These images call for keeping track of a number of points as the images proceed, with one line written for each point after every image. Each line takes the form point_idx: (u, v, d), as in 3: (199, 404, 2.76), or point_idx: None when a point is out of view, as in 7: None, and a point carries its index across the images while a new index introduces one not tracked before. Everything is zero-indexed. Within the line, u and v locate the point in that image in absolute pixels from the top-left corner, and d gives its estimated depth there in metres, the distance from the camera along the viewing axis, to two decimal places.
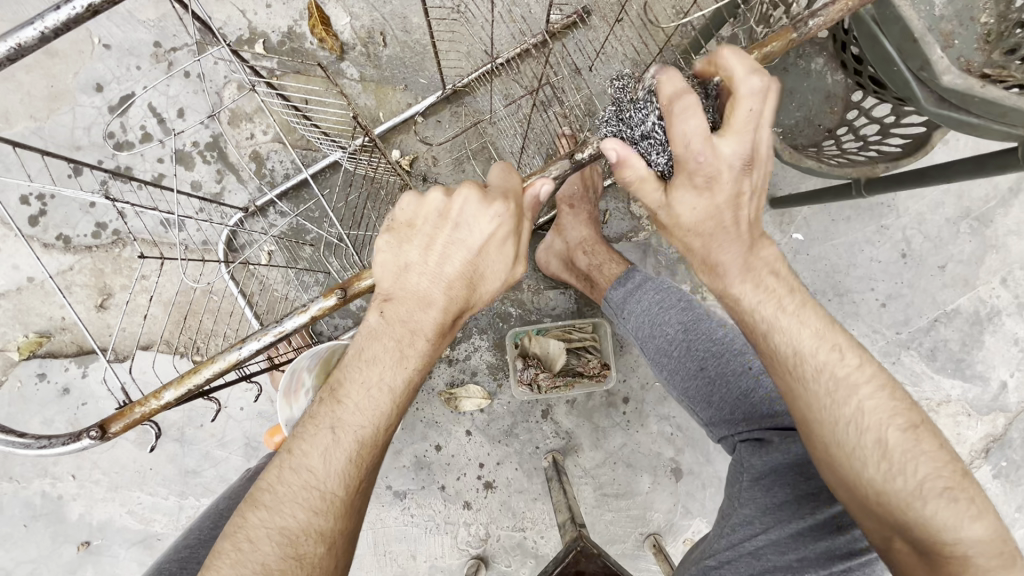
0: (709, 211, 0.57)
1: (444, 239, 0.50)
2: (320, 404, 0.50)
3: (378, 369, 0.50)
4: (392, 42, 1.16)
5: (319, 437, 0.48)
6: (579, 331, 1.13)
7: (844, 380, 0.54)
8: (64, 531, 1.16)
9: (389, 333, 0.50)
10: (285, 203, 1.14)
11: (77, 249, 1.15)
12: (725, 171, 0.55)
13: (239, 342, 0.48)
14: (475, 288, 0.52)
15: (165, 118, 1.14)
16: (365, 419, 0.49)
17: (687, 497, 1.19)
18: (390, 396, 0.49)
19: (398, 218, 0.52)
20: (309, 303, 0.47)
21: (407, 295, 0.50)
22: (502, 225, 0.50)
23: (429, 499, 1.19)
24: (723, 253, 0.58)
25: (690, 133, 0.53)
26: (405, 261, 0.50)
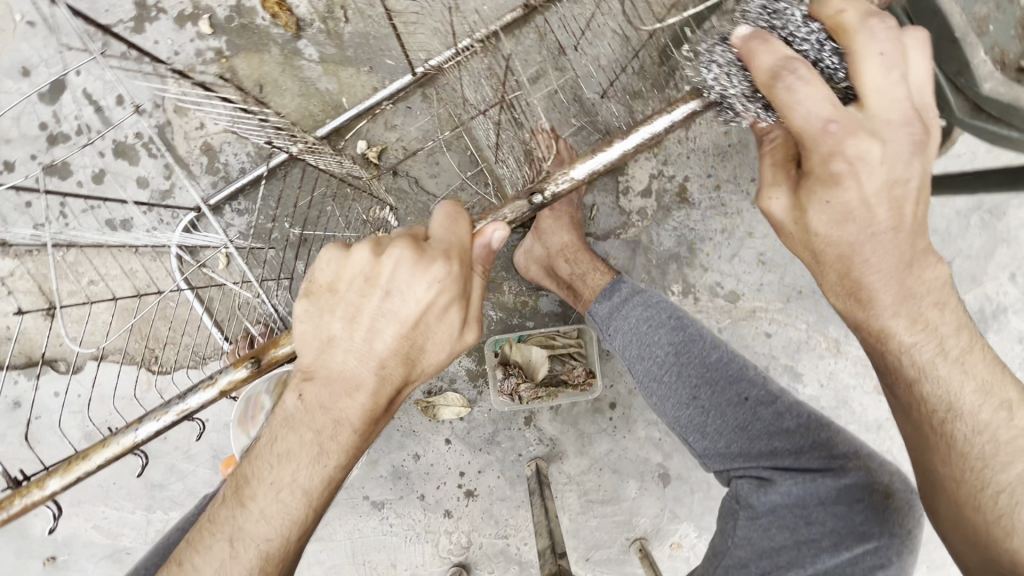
0: (899, 211, 0.51)
1: (372, 311, 0.46)
2: (227, 505, 0.46)
3: (293, 465, 0.45)
4: (354, 17, 1.04)
5: (217, 547, 0.45)
6: (563, 337, 1.06)
7: (953, 358, 0.53)
8: (27, 547, 1.11)
9: (307, 422, 0.46)
10: (242, 200, 1.05)
11: (16, 253, 1.06)
12: (871, 172, 0.49)
13: (137, 423, 0.43)
14: (414, 364, 0.48)
15: (104, 106, 1.03)
16: (272, 529, 0.44)
17: (674, 502, 1.16)
18: (304, 499, 0.45)
19: (317, 281, 0.47)
20: (215, 375, 0.43)
21: (330, 375, 0.46)
22: (442, 290, 0.46)
23: (408, 508, 1.15)
24: (876, 255, 0.52)
25: (819, 109, 0.48)
26: (328, 335, 0.46)
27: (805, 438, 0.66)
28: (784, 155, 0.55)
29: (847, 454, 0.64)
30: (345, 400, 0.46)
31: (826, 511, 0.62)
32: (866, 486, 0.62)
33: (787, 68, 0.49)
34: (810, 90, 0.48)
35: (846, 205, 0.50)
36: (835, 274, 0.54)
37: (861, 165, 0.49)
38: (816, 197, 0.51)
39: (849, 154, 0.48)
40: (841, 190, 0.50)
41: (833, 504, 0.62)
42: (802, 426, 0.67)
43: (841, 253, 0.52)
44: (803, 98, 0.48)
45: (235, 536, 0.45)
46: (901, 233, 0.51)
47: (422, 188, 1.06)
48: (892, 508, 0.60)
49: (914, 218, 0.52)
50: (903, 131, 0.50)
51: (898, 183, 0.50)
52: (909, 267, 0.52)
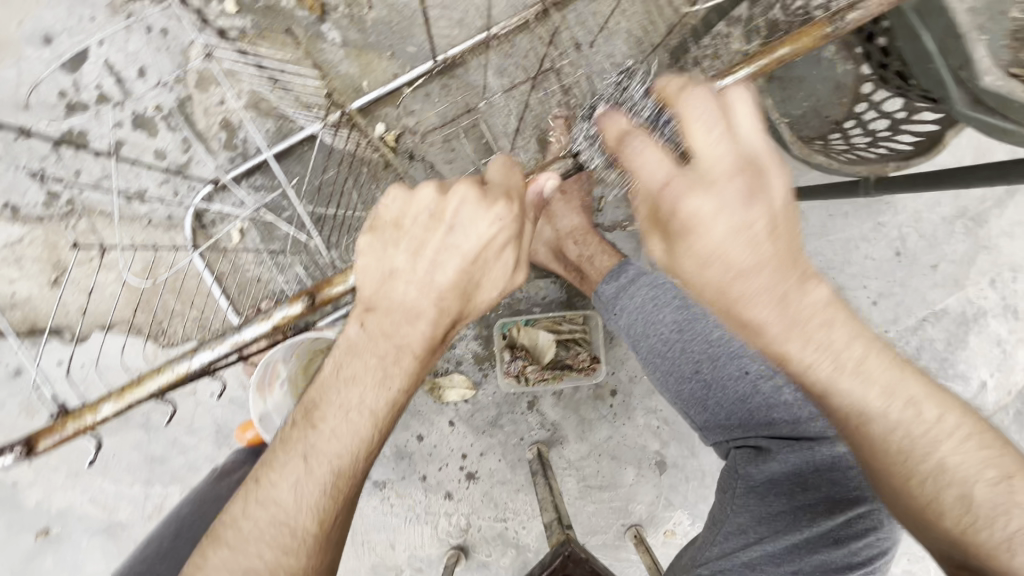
0: (754, 252, 0.45)
1: (436, 245, 0.49)
2: (297, 427, 0.50)
3: (359, 388, 0.49)
4: (378, 4, 1.07)
5: (292, 464, 0.49)
6: (569, 322, 1.10)
7: (842, 366, 0.44)
8: (20, 519, 1.10)
9: (371, 349, 0.49)
10: (258, 175, 1.05)
11: (26, 220, 1.06)
12: (731, 217, 0.46)
13: (191, 351, 0.46)
14: (470, 298, 0.51)
15: (125, 78, 1.04)
16: (343, 446, 0.48)
17: (670, 490, 1.19)
18: (371, 418, 0.49)
19: (382, 217, 0.51)
20: (271, 310, 0.46)
21: (392, 306, 0.49)
22: (503, 228, 0.49)
23: (409, 489, 1.16)
24: (752, 288, 0.45)
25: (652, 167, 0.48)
26: (391, 268, 0.49)
27: (800, 410, 0.69)
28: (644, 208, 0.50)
29: None
30: (405, 328, 0.49)
31: (822, 479, 0.66)
32: None
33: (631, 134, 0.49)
34: (710, 113, 0.47)
35: (704, 253, 0.46)
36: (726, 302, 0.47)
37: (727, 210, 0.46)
38: (677, 242, 0.47)
39: (685, 210, 0.46)
40: (697, 238, 0.46)
41: (829, 472, 0.66)
42: (800, 399, 0.70)
43: (725, 289, 0.46)
44: (734, 116, 0.48)
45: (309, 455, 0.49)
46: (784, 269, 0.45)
47: (436, 173, 1.05)
48: None
49: (777, 248, 0.46)
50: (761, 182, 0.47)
51: (777, 223, 0.46)
52: (795, 318, 0.45)
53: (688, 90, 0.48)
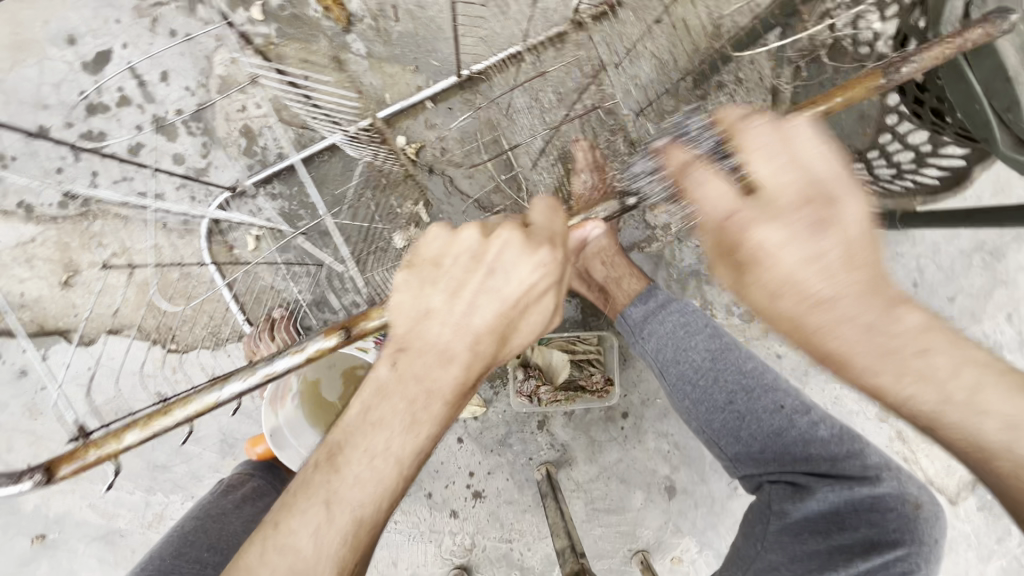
0: (837, 280, 0.47)
1: (476, 287, 0.49)
2: (320, 470, 0.48)
3: (386, 432, 0.48)
4: (404, 17, 1.07)
5: (311, 510, 0.47)
6: (583, 343, 1.08)
7: (967, 405, 0.44)
8: (17, 523, 1.08)
9: (401, 391, 0.49)
10: (276, 182, 1.05)
11: (40, 219, 1.05)
12: (844, 226, 0.48)
13: (221, 381, 0.46)
14: (504, 342, 0.52)
15: (147, 81, 1.03)
16: (368, 493, 0.48)
17: (679, 516, 1.17)
18: (397, 465, 0.48)
19: (423, 255, 0.51)
20: (306, 343, 0.46)
21: (425, 346, 0.49)
22: (543, 275, 0.50)
23: (414, 506, 1.14)
24: (841, 316, 0.47)
25: (782, 172, 0.49)
26: (429, 306, 0.49)
27: (837, 447, 0.69)
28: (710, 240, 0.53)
29: (878, 465, 0.67)
30: (439, 373, 0.49)
31: (859, 518, 0.64)
32: (900, 497, 0.64)
33: (692, 165, 0.52)
34: (775, 141, 0.49)
35: (776, 280, 0.48)
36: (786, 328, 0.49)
37: (838, 206, 0.48)
38: (746, 272, 0.50)
39: (755, 238, 0.49)
40: (764, 270, 0.49)
41: (868, 512, 0.63)
42: (835, 437, 0.70)
43: (808, 311, 0.48)
44: (795, 142, 0.50)
45: (331, 502, 0.48)
46: (871, 297, 0.47)
47: (456, 188, 1.06)
48: (922, 519, 0.62)
49: (869, 276, 0.48)
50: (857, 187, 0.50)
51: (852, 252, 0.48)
52: (895, 353, 0.46)
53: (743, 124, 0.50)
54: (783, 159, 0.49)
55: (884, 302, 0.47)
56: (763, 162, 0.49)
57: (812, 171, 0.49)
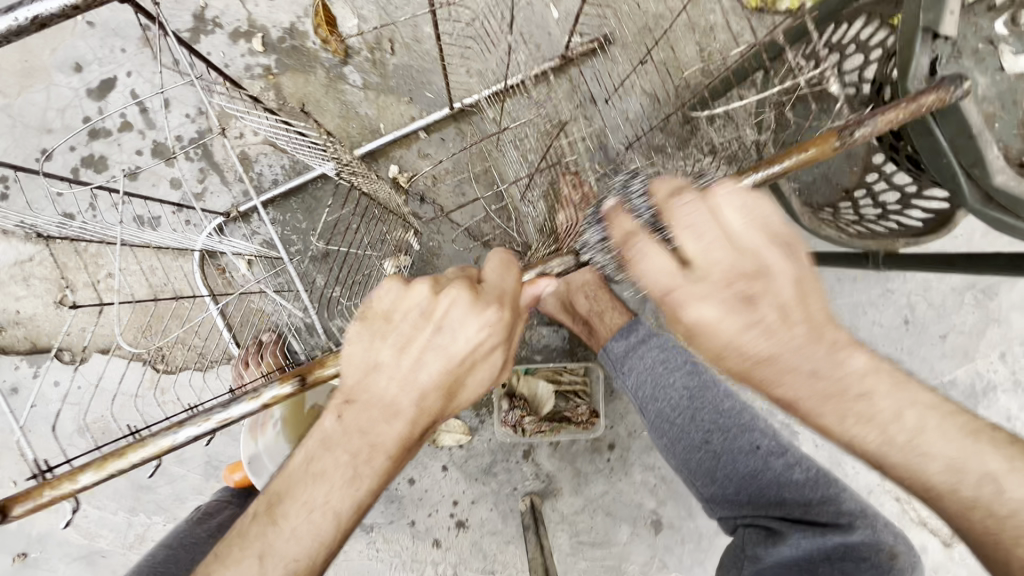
0: (774, 335, 0.45)
1: (423, 343, 0.50)
2: (257, 522, 0.48)
3: (326, 486, 0.48)
4: (400, 50, 1.09)
5: (243, 562, 0.47)
6: (569, 373, 1.08)
7: (909, 448, 0.43)
8: (0, 541, 1.08)
9: (343, 445, 0.48)
10: (270, 209, 1.08)
11: (39, 239, 1.07)
12: (776, 283, 0.46)
13: (175, 425, 0.41)
14: (453, 395, 0.51)
15: (149, 108, 1.06)
16: (303, 548, 0.47)
17: (665, 551, 1.15)
18: (335, 520, 0.47)
19: (374, 307, 0.51)
20: (263, 389, 0.42)
21: (371, 399, 0.49)
22: (491, 333, 0.50)
23: (397, 534, 1.13)
24: (784, 370, 0.45)
25: (657, 272, 0.47)
26: (377, 360, 0.49)
27: (813, 491, 0.68)
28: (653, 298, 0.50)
29: (853, 512, 0.65)
30: (383, 428, 0.49)
31: (833, 568, 0.62)
32: (874, 546, 0.62)
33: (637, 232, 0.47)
34: (705, 214, 0.46)
35: (717, 349, 0.46)
36: (756, 391, 0.47)
37: (769, 277, 0.46)
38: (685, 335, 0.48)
39: (687, 311, 0.46)
40: (707, 342, 0.46)
41: (841, 562, 0.62)
42: (810, 480, 0.69)
43: (730, 359, 0.47)
44: (725, 215, 0.46)
45: (264, 555, 0.47)
46: (814, 346, 0.45)
47: (447, 216, 1.11)
48: (896, 570, 0.60)
49: (808, 318, 0.46)
50: (796, 246, 0.47)
51: (790, 307, 0.45)
52: (836, 394, 0.44)
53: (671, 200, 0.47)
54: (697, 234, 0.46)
55: (802, 348, 0.45)
56: (689, 240, 0.46)
57: (759, 253, 0.46)
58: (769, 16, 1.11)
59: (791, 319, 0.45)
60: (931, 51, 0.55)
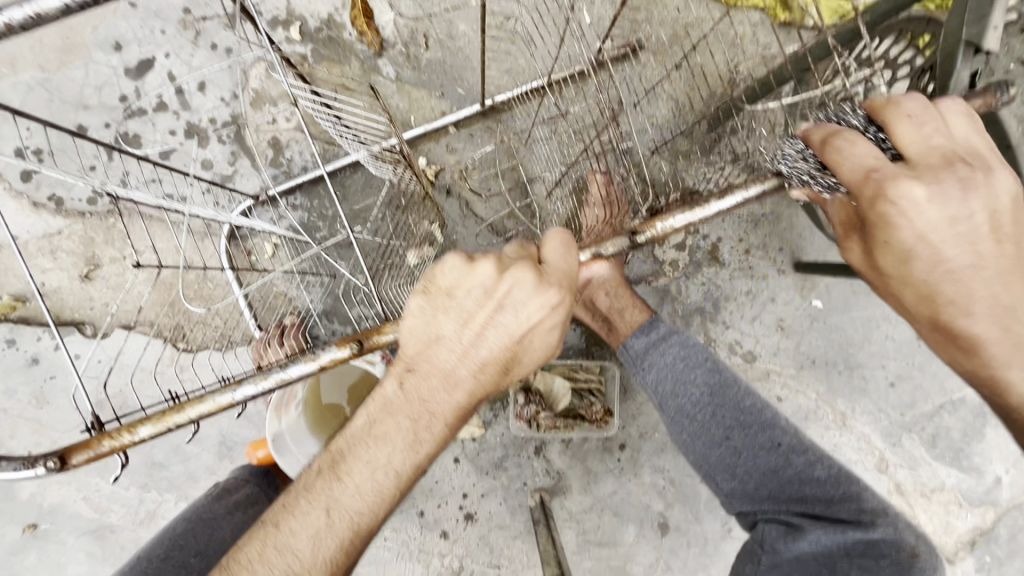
0: (966, 245, 0.50)
1: (484, 320, 0.52)
2: (323, 477, 0.51)
3: (388, 448, 0.51)
4: (434, 46, 1.11)
5: (310, 513, 0.50)
6: (584, 371, 1.10)
7: (1005, 355, 0.50)
8: (11, 511, 1.09)
9: (406, 409, 0.51)
10: (297, 194, 1.09)
11: (68, 213, 1.08)
12: (990, 193, 0.50)
13: (235, 384, 0.47)
14: (508, 369, 0.54)
15: (184, 89, 1.08)
16: (366, 503, 0.50)
17: (670, 554, 1.16)
18: (395, 480, 0.51)
19: (436, 283, 0.54)
20: (321, 352, 0.48)
21: (431, 370, 0.52)
22: (549, 313, 0.53)
23: (405, 523, 1.14)
24: (967, 280, 0.50)
25: (863, 158, 0.49)
26: (439, 333, 0.52)
27: (834, 489, 0.69)
28: (845, 207, 0.54)
29: (874, 510, 0.67)
30: (443, 395, 0.52)
31: (853, 564, 0.63)
32: (894, 543, 0.64)
33: (832, 144, 0.50)
34: (925, 110, 0.50)
35: (912, 240, 0.50)
36: (907, 292, 0.53)
37: (981, 177, 0.49)
38: (877, 238, 0.51)
39: (898, 197, 0.48)
40: (905, 228, 0.49)
41: (860, 558, 0.63)
42: (831, 478, 0.71)
43: (937, 276, 0.50)
44: (949, 122, 0.50)
45: (331, 508, 0.50)
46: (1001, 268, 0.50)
47: (472, 212, 1.12)
48: (917, 568, 0.62)
49: (1002, 248, 0.50)
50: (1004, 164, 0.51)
51: (998, 215, 0.50)
52: (1007, 321, 0.50)
53: (896, 99, 0.51)
54: (932, 131, 0.50)
55: (993, 252, 0.50)
56: (918, 130, 0.50)
57: (979, 162, 0.50)
58: (798, 30, 1.13)
59: (994, 237, 0.50)
60: (971, 66, 0.59)
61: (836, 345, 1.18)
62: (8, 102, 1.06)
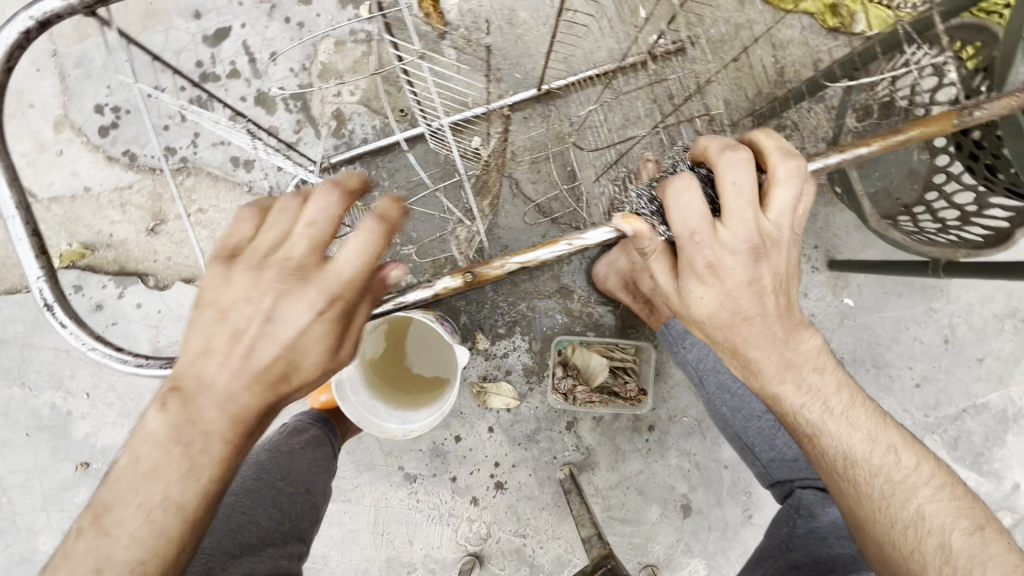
0: (757, 306, 0.62)
1: (250, 326, 0.53)
2: (83, 538, 0.50)
3: (149, 454, 0.51)
4: (495, 32, 1.16)
5: (80, 571, 0.49)
6: (621, 351, 1.13)
7: (824, 410, 0.65)
8: (65, 449, 1.14)
9: (184, 427, 0.51)
10: (357, 164, 1.14)
11: (140, 169, 1.14)
12: (765, 270, 0.62)
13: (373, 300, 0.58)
14: (286, 378, 0.54)
15: (257, 58, 1.14)
16: (163, 512, 0.50)
17: (691, 536, 1.19)
18: (192, 488, 0.51)
19: (206, 298, 0.55)
20: (438, 281, 0.58)
21: (211, 384, 0.52)
22: (306, 313, 0.54)
23: (437, 488, 1.18)
24: (755, 332, 0.63)
25: (688, 216, 0.61)
26: (207, 344, 0.53)
27: None
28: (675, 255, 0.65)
29: None
30: (213, 413, 0.52)
31: None
32: None
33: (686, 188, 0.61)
34: (748, 181, 0.60)
35: (721, 292, 0.62)
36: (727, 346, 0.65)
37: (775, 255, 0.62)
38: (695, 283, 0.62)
39: (710, 258, 0.61)
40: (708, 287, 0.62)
41: None
42: None
43: (737, 329, 0.63)
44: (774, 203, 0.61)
45: (100, 566, 0.49)
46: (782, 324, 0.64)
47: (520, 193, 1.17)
48: None
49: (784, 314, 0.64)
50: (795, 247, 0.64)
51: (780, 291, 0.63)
52: (792, 365, 0.65)
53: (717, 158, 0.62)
54: (737, 197, 0.60)
55: (775, 326, 0.63)
56: (733, 203, 0.60)
57: (772, 239, 0.62)
58: (845, 36, 1.17)
59: (755, 297, 0.62)
60: None
61: (865, 343, 1.21)
62: (92, 61, 1.12)
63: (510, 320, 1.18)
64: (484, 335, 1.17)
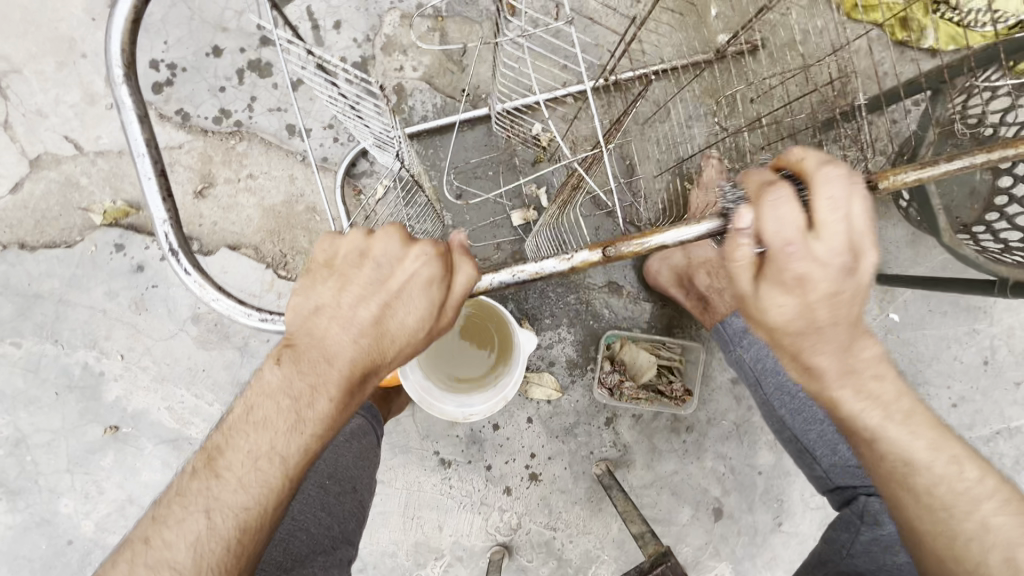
0: (832, 312, 0.50)
1: (360, 281, 0.54)
2: (198, 479, 0.52)
3: (262, 406, 0.53)
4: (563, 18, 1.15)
5: (193, 509, 0.51)
6: (668, 350, 1.14)
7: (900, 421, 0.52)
8: (94, 411, 1.11)
9: (286, 388, 0.53)
10: (416, 142, 1.12)
11: (192, 130, 1.11)
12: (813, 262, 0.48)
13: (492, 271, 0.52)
14: (386, 339, 0.54)
15: (321, 26, 1.11)
16: (265, 465, 0.52)
17: (720, 539, 1.19)
18: (294, 441, 0.52)
19: (317, 259, 0.56)
20: (577, 253, 0.50)
21: (314, 342, 0.54)
22: (418, 271, 0.53)
23: (471, 475, 1.17)
24: (829, 329, 0.50)
25: (782, 225, 0.47)
26: (316, 304, 0.54)
27: None
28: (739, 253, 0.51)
29: None
30: (325, 364, 0.53)
31: None
32: None
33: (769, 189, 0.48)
34: (844, 190, 0.47)
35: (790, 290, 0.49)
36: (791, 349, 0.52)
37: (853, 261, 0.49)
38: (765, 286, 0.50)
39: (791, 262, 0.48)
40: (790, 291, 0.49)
41: None
42: None
43: (806, 331, 0.50)
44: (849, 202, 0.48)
45: (210, 506, 0.52)
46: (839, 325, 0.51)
47: None
48: None
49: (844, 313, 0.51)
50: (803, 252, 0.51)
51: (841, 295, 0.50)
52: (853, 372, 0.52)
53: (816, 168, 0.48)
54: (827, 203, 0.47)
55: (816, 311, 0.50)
56: (825, 208, 0.47)
57: (859, 244, 0.49)
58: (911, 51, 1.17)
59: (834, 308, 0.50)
60: None
61: (905, 359, 1.22)
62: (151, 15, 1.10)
63: (556, 311, 1.17)
64: (530, 325, 1.16)
